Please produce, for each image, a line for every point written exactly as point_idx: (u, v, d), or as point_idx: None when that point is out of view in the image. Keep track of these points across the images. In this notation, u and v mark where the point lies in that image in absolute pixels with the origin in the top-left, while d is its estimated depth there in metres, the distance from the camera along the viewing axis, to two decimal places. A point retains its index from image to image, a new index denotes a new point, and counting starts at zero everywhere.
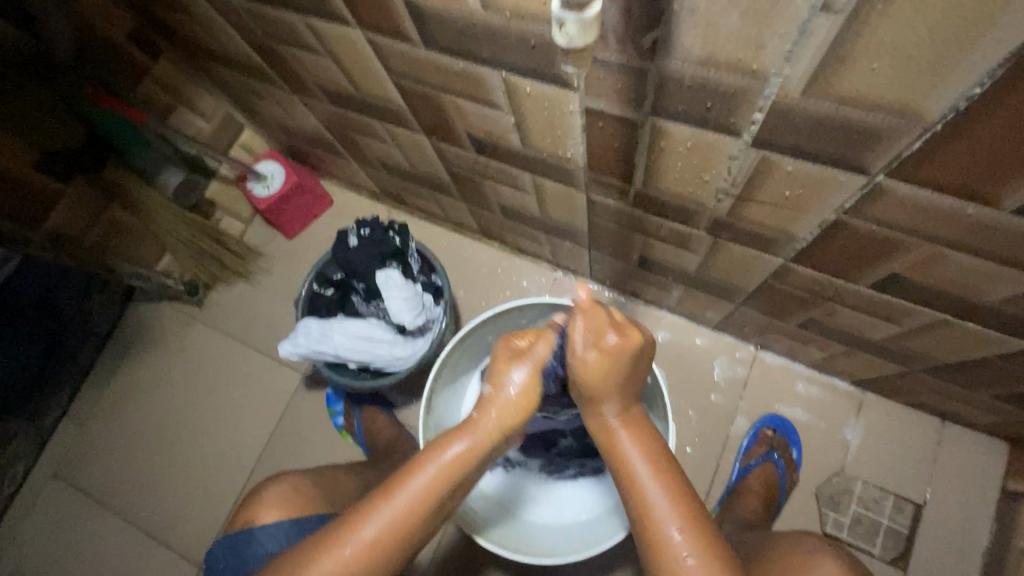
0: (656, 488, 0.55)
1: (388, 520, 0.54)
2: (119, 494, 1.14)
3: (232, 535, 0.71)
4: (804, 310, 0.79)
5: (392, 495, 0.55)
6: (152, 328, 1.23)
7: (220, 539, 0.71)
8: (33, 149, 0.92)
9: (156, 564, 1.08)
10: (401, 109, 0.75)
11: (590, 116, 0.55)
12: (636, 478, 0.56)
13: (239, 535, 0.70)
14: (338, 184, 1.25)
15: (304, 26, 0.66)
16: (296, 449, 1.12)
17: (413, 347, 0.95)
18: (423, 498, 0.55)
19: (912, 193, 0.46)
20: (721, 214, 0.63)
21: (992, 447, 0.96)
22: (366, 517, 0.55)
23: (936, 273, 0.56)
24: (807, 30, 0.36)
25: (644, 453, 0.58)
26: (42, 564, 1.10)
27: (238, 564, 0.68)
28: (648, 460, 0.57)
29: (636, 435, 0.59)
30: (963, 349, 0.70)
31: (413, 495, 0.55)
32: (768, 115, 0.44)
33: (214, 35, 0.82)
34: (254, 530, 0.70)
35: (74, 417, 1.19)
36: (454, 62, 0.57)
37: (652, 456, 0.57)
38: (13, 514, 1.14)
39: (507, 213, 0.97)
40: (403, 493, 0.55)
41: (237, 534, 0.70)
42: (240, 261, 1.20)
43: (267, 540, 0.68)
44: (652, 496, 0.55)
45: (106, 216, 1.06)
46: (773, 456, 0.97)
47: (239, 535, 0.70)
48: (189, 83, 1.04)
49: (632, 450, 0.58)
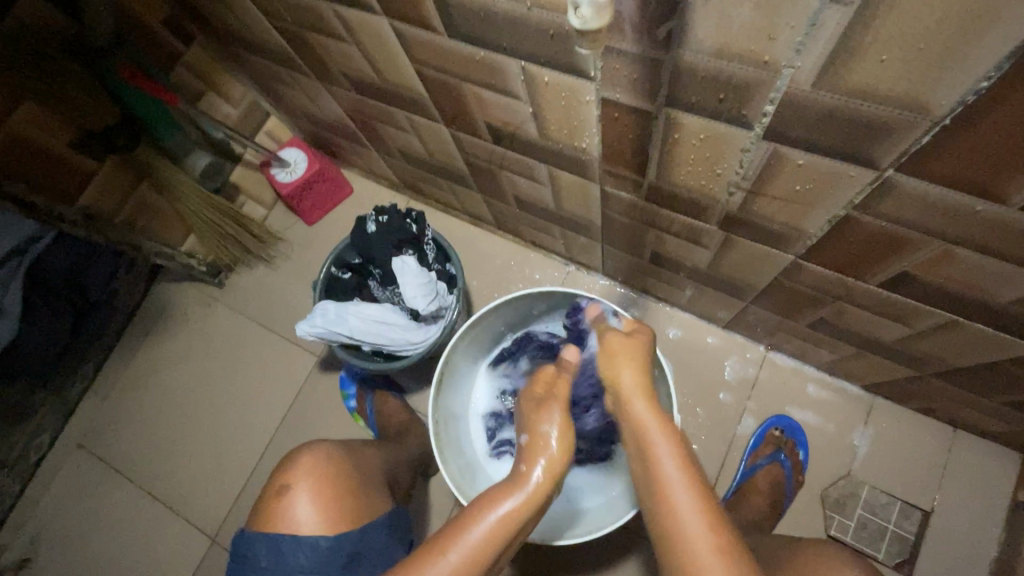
0: (689, 500, 0.52)
1: (470, 548, 0.52)
2: (139, 464, 1.18)
3: (270, 535, 0.70)
4: (814, 310, 0.79)
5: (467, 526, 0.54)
6: (176, 307, 1.27)
7: (259, 535, 0.71)
8: (73, 127, 0.96)
9: (171, 534, 1.12)
10: (423, 98, 0.77)
11: (605, 107, 0.56)
12: (668, 488, 0.53)
13: (280, 537, 0.69)
14: (358, 174, 1.28)
15: (332, 15, 0.69)
16: (309, 429, 1.15)
17: (426, 333, 0.97)
18: (499, 529, 0.54)
19: (922, 188, 0.46)
20: (732, 209, 0.63)
21: (1004, 457, 0.94)
22: (445, 549, 0.52)
23: (946, 272, 0.56)
24: (817, 22, 0.37)
25: (676, 457, 0.55)
26: (64, 528, 1.15)
27: (266, 548, 0.69)
28: (678, 462, 0.55)
29: (672, 443, 0.56)
30: (974, 353, 0.69)
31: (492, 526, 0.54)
32: (779, 107, 0.45)
33: (246, 23, 0.85)
34: (296, 535, 0.70)
35: (99, 391, 1.24)
36: (475, 52, 0.59)
37: (687, 465, 0.54)
38: (38, 481, 1.19)
39: (523, 205, 0.98)
40: (481, 527, 0.54)
41: (276, 534, 0.70)
42: (262, 246, 1.23)
43: (307, 550, 0.69)
44: (683, 510, 0.51)
45: (137, 196, 1.11)
46: (780, 457, 0.97)
47: (280, 538, 0.69)
48: (220, 70, 1.08)
49: (667, 459, 0.55)
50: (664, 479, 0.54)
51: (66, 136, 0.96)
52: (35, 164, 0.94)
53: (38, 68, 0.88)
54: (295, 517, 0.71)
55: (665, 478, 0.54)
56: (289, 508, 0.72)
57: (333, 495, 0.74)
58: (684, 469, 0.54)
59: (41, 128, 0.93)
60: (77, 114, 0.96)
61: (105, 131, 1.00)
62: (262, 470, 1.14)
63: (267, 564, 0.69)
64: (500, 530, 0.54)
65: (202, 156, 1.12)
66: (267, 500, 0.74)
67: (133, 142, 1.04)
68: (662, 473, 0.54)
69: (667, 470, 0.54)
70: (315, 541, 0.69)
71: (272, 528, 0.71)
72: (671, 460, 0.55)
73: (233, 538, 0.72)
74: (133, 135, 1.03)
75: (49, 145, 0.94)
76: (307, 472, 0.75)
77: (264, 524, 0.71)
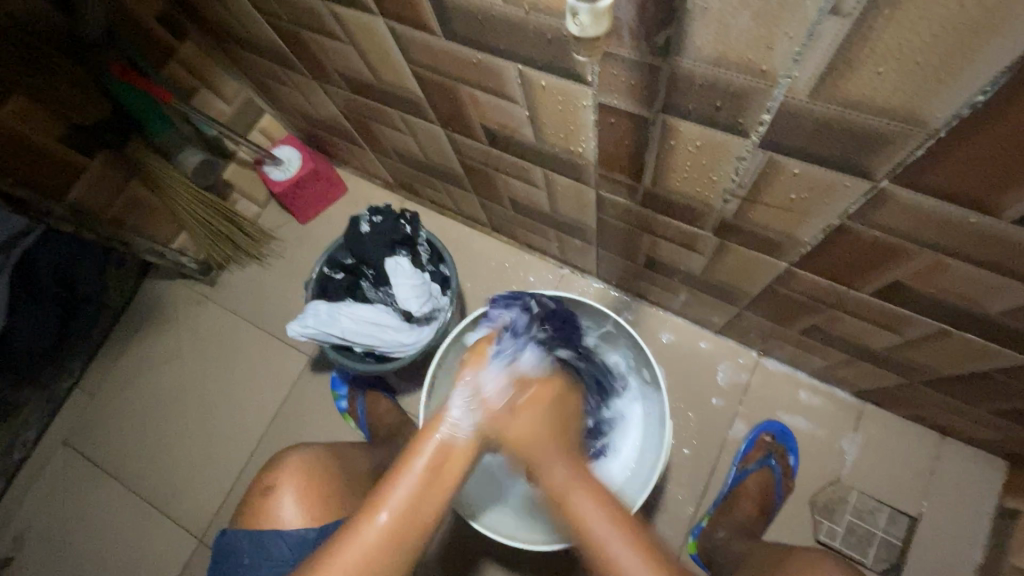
0: (611, 533, 0.55)
1: (400, 502, 0.55)
2: (125, 463, 1.17)
3: (253, 530, 0.70)
4: (807, 317, 0.80)
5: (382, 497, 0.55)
6: (165, 305, 1.26)
7: (242, 530, 0.71)
8: (61, 121, 0.94)
9: (157, 534, 1.11)
10: (419, 99, 0.77)
11: (602, 112, 0.56)
12: (585, 523, 0.56)
13: (264, 532, 0.70)
14: (352, 173, 1.27)
15: (328, 14, 0.68)
16: (299, 429, 1.14)
17: (419, 334, 0.96)
18: (431, 478, 0.56)
19: (916, 199, 0.47)
20: (727, 216, 0.64)
21: (990, 464, 0.95)
22: (380, 504, 0.55)
23: (937, 281, 0.56)
24: (815, 32, 0.37)
25: (593, 498, 0.57)
26: (48, 528, 1.14)
27: (248, 544, 0.69)
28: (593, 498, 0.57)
29: (587, 488, 0.58)
30: (963, 362, 0.70)
31: (415, 485, 0.55)
32: (776, 116, 0.45)
33: (240, 20, 0.85)
34: (279, 529, 0.70)
35: (85, 388, 1.23)
36: (472, 54, 0.59)
37: (605, 508, 0.57)
38: (22, 479, 1.17)
39: (518, 208, 0.98)
40: (406, 482, 0.56)
41: (260, 528, 0.70)
42: (254, 244, 1.22)
43: (292, 542, 0.69)
44: (600, 540, 0.55)
45: (127, 192, 1.08)
46: (770, 462, 0.97)
47: (264, 533, 0.70)
48: (214, 66, 1.06)
49: (581, 504, 0.57)
50: (577, 516, 0.57)
51: (55, 132, 0.94)
52: (22, 160, 0.92)
53: (27, 63, 0.87)
54: (278, 513, 0.71)
55: (580, 517, 0.57)
56: (275, 510, 0.71)
57: (317, 489, 0.73)
58: (597, 502, 0.57)
59: (29, 123, 0.91)
60: (66, 109, 0.94)
61: (95, 126, 0.99)
62: (251, 471, 1.13)
63: (252, 559, 0.69)
64: (428, 483, 0.56)
65: (195, 153, 1.08)
66: (252, 503, 0.73)
67: (122, 138, 1.03)
68: (576, 511, 0.57)
69: (584, 508, 0.57)
70: (299, 534, 0.69)
71: (256, 522, 0.71)
72: (583, 496, 0.57)
73: (216, 537, 0.72)
74: (121, 131, 1.03)
75: (38, 141, 0.93)
76: (293, 469, 0.74)
77: (248, 521, 0.71)
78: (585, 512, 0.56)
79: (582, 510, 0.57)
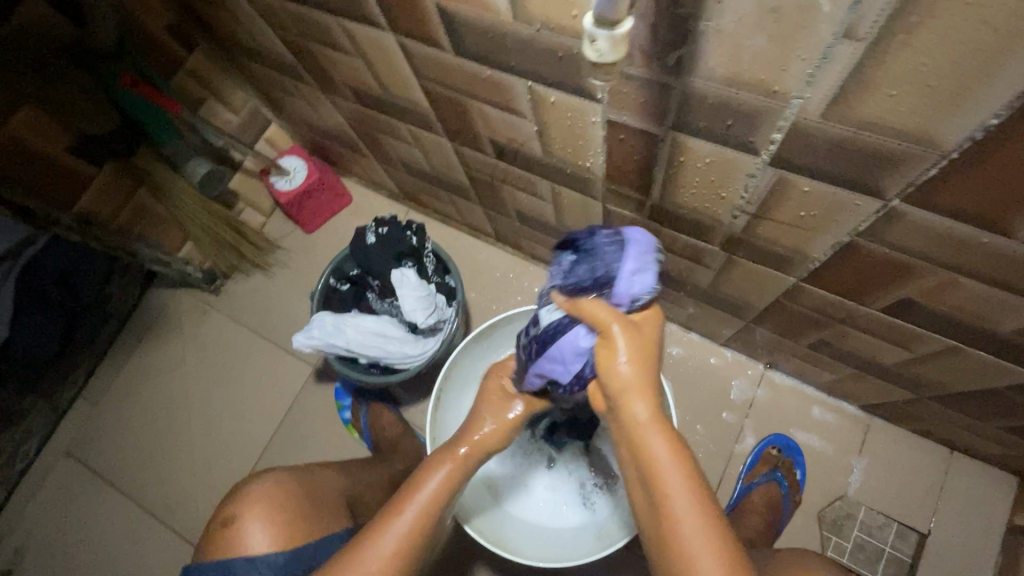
0: (680, 486, 0.46)
1: (404, 534, 0.56)
2: (127, 473, 1.16)
3: (222, 559, 0.69)
4: (814, 331, 0.79)
5: (404, 505, 0.58)
6: (171, 314, 1.26)
7: (210, 563, 0.69)
8: (70, 133, 0.95)
9: (158, 546, 1.10)
10: (427, 112, 0.77)
11: (612, 128, 0.56)
12: (662, 478, 0.46)
13: (231, 561, 0.68)
14: (358, 182, 1.28)
15: (338, 29, 0.69)
16: (302, 440, 1.14)
17: (424, 346, 0.96)
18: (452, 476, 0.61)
19: (928, 218, 0.46)
20: (736, 231, 0.63)
21: (1000, 480, 0.94)
22: (382, 532, 0.56)
23: (949, 300, 0.56)
24: (830, 55, 0.37)
25: (671, 441, 0.48)
26: (48, 539, 1.13)
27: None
28: (671, 449, 0.47)
29: (658, 421, 0.48)
30: (974, 379, 0.69)
31: (425, 502, 0.58)
32: (787, 135, 0.45)
33: (250, 33, 0.85)
34: (249, 556, 0.68)
35: (89, 397, 1.22)
36: (483, 70, 0.59)
37: (685, 459, 0.47)
38: (22, 490, 1.16)
39: (523, 219, 0.98)
40: (416, 504, 0.58)
41: (228, 559, 0.69)
42: (260, 253, 1.23)
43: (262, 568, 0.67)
44: (674, 496, 0.46)
45: (134, 201, 1.09)
46: (777, 477, 0.96)
47: (232, 560, 0.68)
48: (221, 77, 1.08)
49: (658, 444, 0.47)
50: (643, 431, 0.48)
51: (65, 143, 0.95)
52: (32, 169, 0.93)
53: (39, 74, 0.87)
54: (252, 540, 0.70)
55: (661, 477, 0.46)
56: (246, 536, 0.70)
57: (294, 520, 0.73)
58: (690, 482, 0.46)
59: (40, 134, 0.91)
60: (76, 120, 0.94)
61: (103, 137, 0.98)
62: None
63: None
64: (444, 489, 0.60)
65: (203, 163, 1.06)
66: (251, 517, 0.72)
67: (131, 148, 1.02)
68: (663, 481, 0.46)
69: (677, 502, 0.46)
70: (271, 561, 0.68)
71: (226, 550, 0.70)
72: (675, 470, 0.46)
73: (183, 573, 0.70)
74: (131, 141, 1.01)
75: (48, 152, 0.93)
76: (268, 495, 0.74)
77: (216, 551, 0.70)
78: (656, 449, 0.47)
79: (669, 480, 0.46)
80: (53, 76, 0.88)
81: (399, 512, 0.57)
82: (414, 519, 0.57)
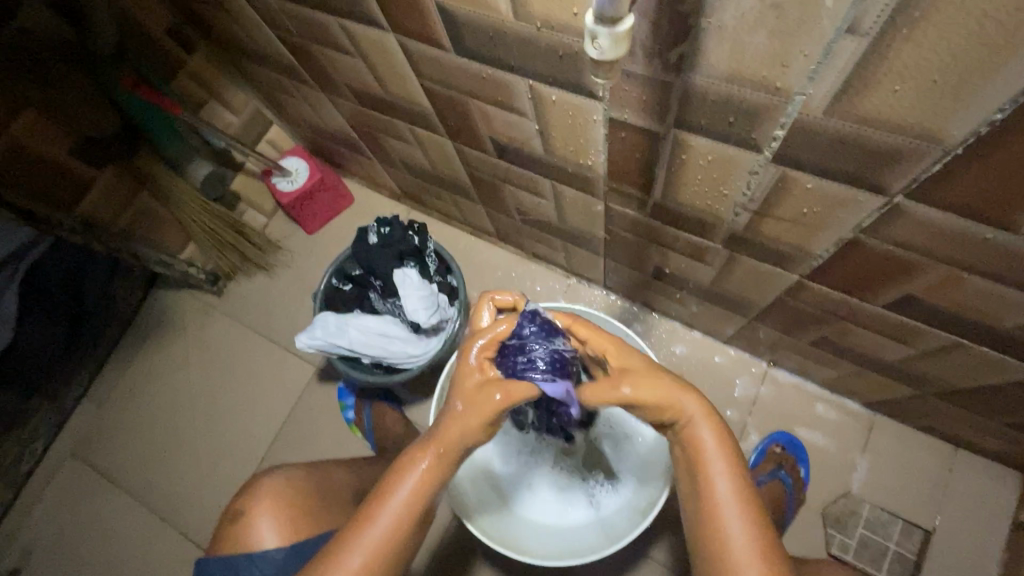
0: (723, 470, 0.55)
1: (373, 545, 0.56)
2: (131, 473, 1.16)
3: (226, 556, 0.70)
4: (817, 329, 0.79)
5: (374, 516, 0.57)
6: (174, 314, 1.26)
7: (216, 560, 0.70)
8: (71, 134, 0.94)
9: (162, 546, 1.10)
10: (427, 111, 0.77)
11: (613, 126, 0.56)
12: (705, 462, 0.55)
13: (235, 558, 0.69)
14: (359, 183, 1.28)
15: (339, 29, 0.69)
16: (305, 440, 1.14)
17: (426, 345, 0.96)
18: (426, 483, 0.58)
19: (931, 214, 0.46)
20: (738, 229, 0.63)
21: (1005, 477, 0.94)
22: (351, 549, 0.56)
23: (953, 296, 0.56)
24: (833, 51, 0.37)
25: (717, 435, 0.56)
26: (53, 540, 1.13)
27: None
28: (720, 442, 0.56)
29: (710, 419, 0.56)
30: (979, 376, 0.69)
31: (395, 513, 0.57)
32: (789, 131, 0.45)
33: (252, 35, 0.85)
34: (251, 554, 0.69)
35: (93, 399, 1.23)
36: (483, 69, 0.59)
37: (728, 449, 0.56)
38: (28, 491, 1.16)
39: (525, 218, 0.98)
40: (386, 514, 0.57)
41: (231, 556, 0.69)
42: (261, 254, 1.23)
43: (263, 565, 0.68)
44: (716, 478, 0.55)
45: (135, 204, 1.08)
46: (781, 474, 0.95)
47: (236, 558, 0.69)
48: (222, 78, 1.08)
49: (705, 435, 0.56)
50: (693, 426, 0.56)
51: (66, 144, 0.94)
52: (32, 173, 0.92)
53: (40, 77, 0.87)
54: (260, 535, 0.71)
55: (705, 462, 0.55)
56: (254, 533, 0.71)
57: (303, 513, 0.73)
58: (732, 472, 0.55)
59: (41, 137, 0.91)
60: (76, 122, 0.94)
61: (104, 138, 0.99)
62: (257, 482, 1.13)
63: None
64: (414, 502, 0.57)
65: (205, 165, 1.11)
66: (257, 513, 0.72)
67: (131, 147, 1.03)
68: (706, 468, 0.55)
69: (721, 490, 0.54)
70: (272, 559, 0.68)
71: (236, 546, 0.70)
72: (719, 458, 0.55)
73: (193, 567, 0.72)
74: (130, 140, 1.02)
75: (50, 154, 0.93)
76: (271, 494, 0.74)
77: (227, 548, 0.71)
78: (706, 442, 0.56)
79: (713, 466, 0.55)
80: (53, 78, 0.88)
81: (367, 525, 0.56)
82: (385, 530, 0.56)
